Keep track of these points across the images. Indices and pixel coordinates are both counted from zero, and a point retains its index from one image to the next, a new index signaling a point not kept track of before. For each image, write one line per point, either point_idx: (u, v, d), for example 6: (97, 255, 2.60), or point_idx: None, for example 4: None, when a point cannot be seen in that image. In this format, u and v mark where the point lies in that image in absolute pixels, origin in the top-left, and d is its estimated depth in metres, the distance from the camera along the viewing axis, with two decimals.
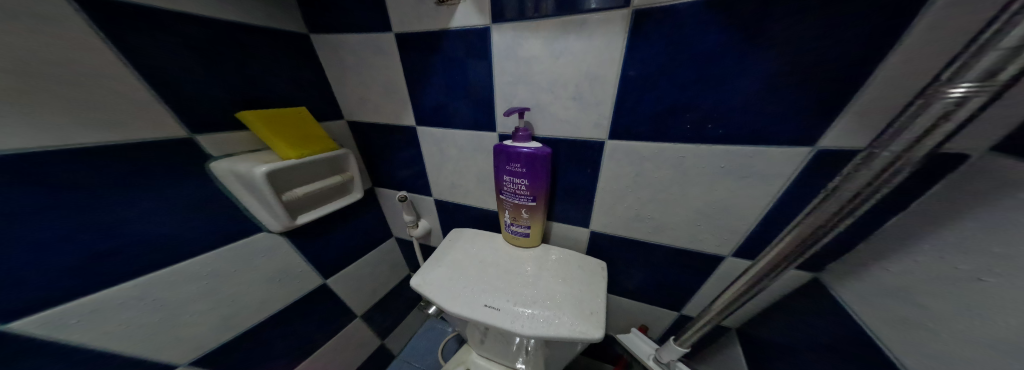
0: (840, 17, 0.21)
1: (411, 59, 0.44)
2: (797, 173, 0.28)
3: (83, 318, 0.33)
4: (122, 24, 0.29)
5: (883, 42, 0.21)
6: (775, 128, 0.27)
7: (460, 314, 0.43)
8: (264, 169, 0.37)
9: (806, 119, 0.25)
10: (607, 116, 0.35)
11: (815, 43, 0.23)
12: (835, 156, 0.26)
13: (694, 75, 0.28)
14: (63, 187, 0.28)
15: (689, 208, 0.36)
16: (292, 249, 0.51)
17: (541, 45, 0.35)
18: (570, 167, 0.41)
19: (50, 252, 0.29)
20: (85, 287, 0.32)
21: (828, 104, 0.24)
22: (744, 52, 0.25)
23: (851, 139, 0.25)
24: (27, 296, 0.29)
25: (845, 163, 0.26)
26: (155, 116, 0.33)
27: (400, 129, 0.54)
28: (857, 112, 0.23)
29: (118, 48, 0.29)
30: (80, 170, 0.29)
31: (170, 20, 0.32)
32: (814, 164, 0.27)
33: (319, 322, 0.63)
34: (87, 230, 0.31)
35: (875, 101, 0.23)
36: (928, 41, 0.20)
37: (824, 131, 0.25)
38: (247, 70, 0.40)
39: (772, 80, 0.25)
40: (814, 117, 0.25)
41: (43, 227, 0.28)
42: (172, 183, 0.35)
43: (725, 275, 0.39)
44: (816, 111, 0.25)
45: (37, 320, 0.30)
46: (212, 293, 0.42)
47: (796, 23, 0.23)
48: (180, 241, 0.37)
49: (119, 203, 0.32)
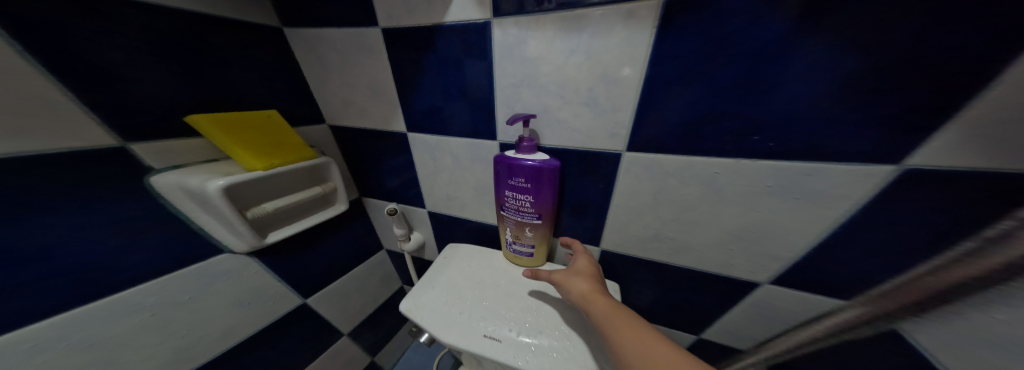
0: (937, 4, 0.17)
1: (401, 58, 0.39)
2: (869, 196, 0.24)
3: None
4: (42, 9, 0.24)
5: (999, 35, 0.16)
6: (840, 141, 0.22)
7: (455, 346, 0.38)
8: (221, 183, 0.31)
9: (882, 130, 0.21)
10: (625, 125, 0.30)
11: (898, 38, 0.18)
12: (927, 176, 0.21)
13: (739, 77, 0.23)
14: None
15: (719, 228, 0.31)
16: (264, 270, 0.45)
17: (551, 42, 0.30)
18: (580, 180, 0.36)
19: None
20: None
21: (922, 112, 0.20)
22: (807, 49, 0.21)
23: (953, 156, 0.20)
24: None
25: (930, 184, 0.21)
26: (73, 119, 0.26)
27: (388, 135, 0.48)
28: (972, 120, 0.19)
29: (31, 36, 0.24)
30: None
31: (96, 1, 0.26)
32: (892, 184, 0.22)
33: (297, 349, 0.56)
34: None
35: (1007, 107, 0.18)
36: None
37: (908, 143, 0.21)
38: (203, 67, 0.34)
39: (840, 83, 0.21)
40: (892, 127, 0.21)
41: None
42: (101, 202, 0.29)
43: (758, 302, 0.35)
44: (894, 121, 0.20)
45: None
46: (164, 323, 0.36)
47: (874, 14, 0.18)
48: (114, 271, 0.31)
49: (19, 230, 0.25)
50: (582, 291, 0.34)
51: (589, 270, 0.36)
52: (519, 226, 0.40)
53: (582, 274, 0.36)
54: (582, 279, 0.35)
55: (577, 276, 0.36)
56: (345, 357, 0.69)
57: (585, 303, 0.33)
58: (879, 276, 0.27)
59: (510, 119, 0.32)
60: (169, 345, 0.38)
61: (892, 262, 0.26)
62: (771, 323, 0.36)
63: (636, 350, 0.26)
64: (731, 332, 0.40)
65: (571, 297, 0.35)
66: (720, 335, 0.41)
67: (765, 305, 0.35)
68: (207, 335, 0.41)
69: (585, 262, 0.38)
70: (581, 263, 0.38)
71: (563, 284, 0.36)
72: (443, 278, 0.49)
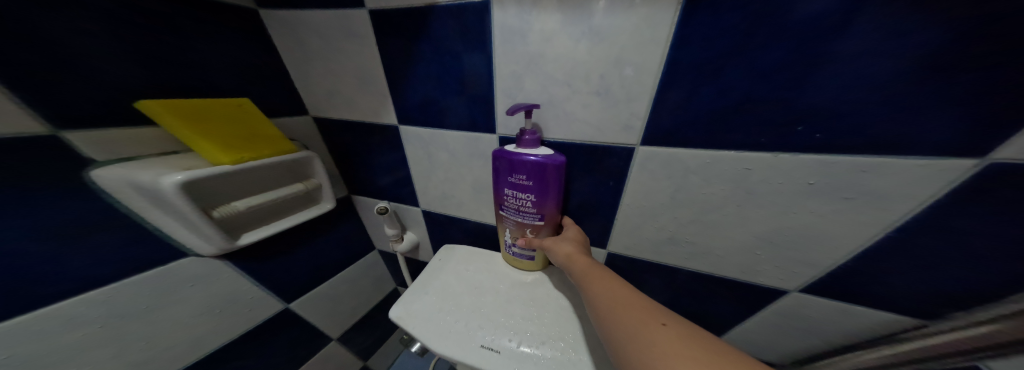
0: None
1: (390, 43, 0.35)
2: (935, 197, 0.21)
3: None
4: None
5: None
6: (908, 132, 0.19)
7: (450, 357, 0.34)
8: (177, 178, 0.27)
9: (962, 118, 0.18)
10: (641, 116, 0.27)
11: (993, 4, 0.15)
12: (1013, 174, 0.18)
13: (787, 57, 0.20)
14: None
15: (743, 231, 0.29)
16: (239, 273, 0.41)
17: (559, 23, 0.26)
18: (589, 177, 0.33)
19: None
20: None
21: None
22: (871, 23, 0.18)
23: None
24: None
25: (1013, 184, 0.18)
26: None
27: (378, 128, 0.44)
28: None
29: None
30: None
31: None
32: (968, 181, 0.19)
33: (280, 358, 0.52)
34: None
35: None
36: None
37: (991, 132, 0.18)
38: (165, 45, 0.30)
39: (909, 62, 0.18)
40: (976, 114, 0.17)
41: None
42: (27, 202, 0.24)
43: (784, 311, 0.32)
44: (976, 107, 0.17)
45: None
46: (117, 335, 0.32)
47: None
48: (53, 281, 0.27)
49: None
50: (567, 253, 0.32)
51: (578, 238, 0.35)
52: (519, 227, 0.37)
53: (570, 239, 0.35)
54: (569, 243, 0.34)
55: (565, 240, 0.34)
56: (335, 363, 0.65)
57: (569, 263, 0.32)
58: (923, 286, 0.25)
59: (511, 108, 0.29)
60: (127, 359, 0.34)
61: (943, 271, 0.24)
62: (796, 332, 0.34)
63: (607, 299, 0.26)
64: (751, 342, 0.37)
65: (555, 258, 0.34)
66: (738, 344, 0.38)
67: (791, 315, 0.32)
68: (172, 346, 0.37)
69: (574, 230, 0.36)
70: (569, 230, 0.36)
71: (549, 247, 0.35)
72: (437, 283, 0.45)
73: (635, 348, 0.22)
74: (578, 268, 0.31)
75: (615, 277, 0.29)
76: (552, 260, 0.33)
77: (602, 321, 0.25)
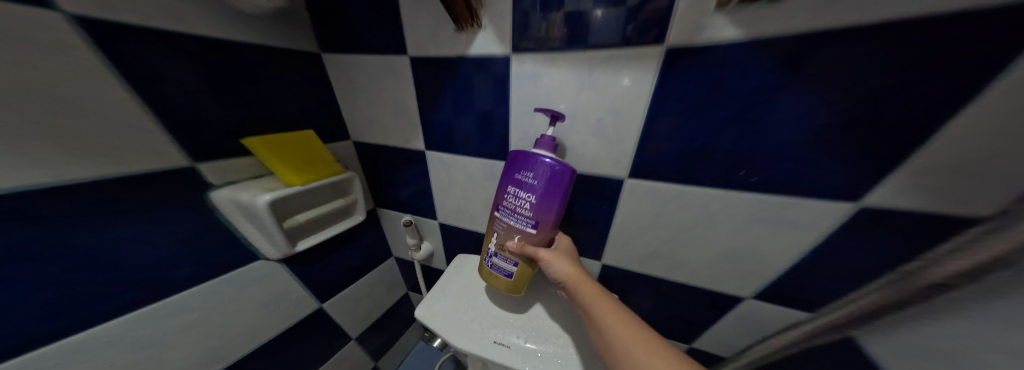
0: (898, 68, 0.21)
1: (425, 83, 0.43)
2: (835, 226, 0.28)
3: (63, 360, 0.29)
4: (140, 49, 0.28)
5: (961, 91, 0.20)
6: (817, 180, 0.27)
7: (467, 351, 0.41)
8: (268, 198, 0.35)
9: (849, 173, 0.26)
10: (629, 154, 0.34)
11: (861, 93, 0.23)
12: (878, 213, 0.26)
13: (732, 117, 0.28)
14: (69, 223, 0.27)
15: (710, 248, 0.35)
16: (290, 277, 0.48)
17: (565, 76, 0.34)
18: (586, 201, 0.40)
19: (44, 291, 0.27)
20: (77, 325, 0.29)
21: (884, 160, 0.24)
22: (792, 98, 0.25)
23: (898, 199, 0.25)
24: (10, 340, 0.26)
25: (884, 222, 0.26)
26: (134, 140, 0.29)
27: (408, 152, 0.53)
28: (912, 170, 0.24)
29: (131, 76, 0.28)
30: (95, 206, 0.28)
31: (162, 33, 0.30)
32: (856, 219, 0.27)
33: (311, 351, 0.59)
34: (85, 266, 0.28)
35: (933, 163, 0.23)
36: (983, 115, 0.20)
37: (867, 184, 0.25)
38: (257, 89, 0.39)
39: (815, 129, 0.25)
40: (858, 168, 0.25)
41: (44, 264, 0.26)
42: (163, 215, 0.32)
43: (744, 315, 0.38)
44: (857, 164, 0.25)
45: (23, 362, 0.27)
46: (205, 324, 0.39)
47: (842, 70, 0.23)
48: (170, 277, 0.34)
49: (93, 241, 0.28)
50: (571, 272, 0.37)
51: (571, 252, 0.40)
52: (510, 231, 0.38)
53: (569, 255, 0.39)
54: (570, 262, 0.38)
55: (566, 258, 0.39)
56: (351, 360, 0.71)
57: (574, 281, 0.37)
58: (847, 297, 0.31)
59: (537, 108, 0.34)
60: (208, 344, 0.41)
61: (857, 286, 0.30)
62: (755, 333, 0.40)
63: (609, 324, 0.33)
64: (719, 342, 0.43)
65: (559, 275, 0.37)
66: (710, 344, 0.44)
67: (748, 318, 0.39)
68: (235, 338, 0.44)
69: (566, 243, 0.41)
70: (563, 245, 0.41)
71: (553, 264, 0.37)
72: (453, 288, 0.52)
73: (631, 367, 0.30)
74: (584, 287, 0.36)
75: (613, 300, 0.36)
76: (557, 278, 0.37)
77: (602, 336, 0.33)
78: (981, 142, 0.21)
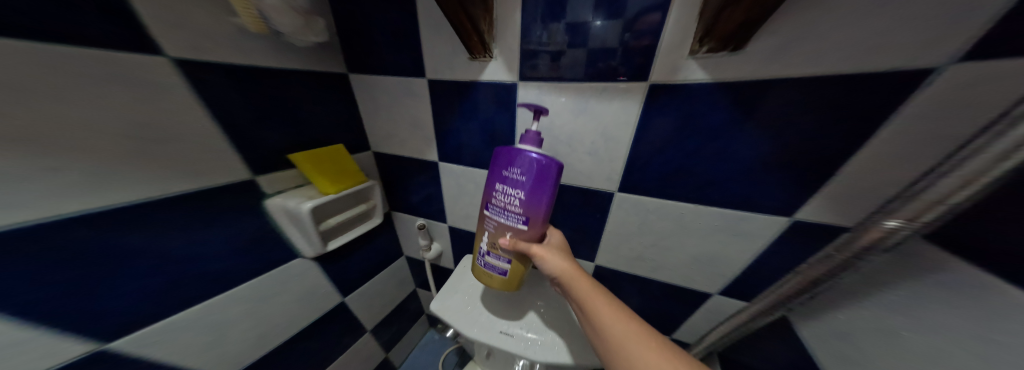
0: (818, 114, 0.28)
1: (441, 102, 0.50)
2: (778, 234, 0.35)
3: (160, 338, 0.36)
4: (218, 82, 0.35)
5: (859, 135, 0.27)
6: (766, 198, 0.34)
7: (479, 340, 0.47)
8: (310, 204, 0.42)
9: (788, 194, 0.32)
10: (618, 171, 0.41)
11: (793, 132, 0.30)
12: (809, 227, 0.33)
13: (699, 145, 0.35)
14: (165, 226, 0.33)
15: (685, 252, 0.42)
16: (320, 273, 0.54)
17: (564, 104, 0.41)
18: (582, 210, 0.47)
19: (144, 280, 0.33)
20: (166, 310, 0.35)
21: (813, 185, 0.31)
22: (746, 132, 0.32)
23: (822, 217, 0.32)
24: (119, 321, 0.32)
25: (815, 234, 0.33)
26: (213, 158, 0.35)
27: (422, 163, 0.59)
28: (828, 195, 0.31)
29: (212, 105, 0.34)
30: (184, 212, 0.34)
31: (234, 67, 0.36)
32: (792, 231, 0.34)
33: (333, 341, 0.65)
34: (174, 261, 0.35)
35: (842, 190, 0.30)
36: (875, 153, 0.27)
37: (801, 203, 0.32)
38: (300, 109, 0.45)
39: (763, 156, 0.32)
40: (795, 190, 0.32)
41: (147, 258, 0.33)
42: (230, 219, 0.39)
43: (713, 309, 0.45)
44: (794, 187, 0.32)
45: (134, 338, 0.34)
46: (256, 313, 0.46)
47: (781, 112, 0.30)
48: (232, 271, 0.40)
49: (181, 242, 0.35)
50: (566, 268, 0.43)
51: (564, 249, 0.46)
52: (501, 228, 0.44)
53: (563, 252, 0.45)
54: (564, 259, 0.44)
55: (560, 255, 0.44)
56: (366, 352, 0.77)
57: (567, 276, 0.42)
58: None
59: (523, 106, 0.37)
60: (258, 330, 0.47)
61: None
62: None
63: (602, 313, 0.39)
64: (694, 332, 0.50)
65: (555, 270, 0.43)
66: (688, 334, 0.50)
67: (717, 311, 0.45)
68: (278, 325, 0.50)
69: (559, 240, 0.46)
70: (556, 241, 0.47)
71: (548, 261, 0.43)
72: (463, 285, 0.58)
73: (622, 348, 0.37)
74: (577, 281, 0.42)
75: (603, 293, 0.42)
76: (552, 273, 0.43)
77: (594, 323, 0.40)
78: (874, 172, 0.28)
